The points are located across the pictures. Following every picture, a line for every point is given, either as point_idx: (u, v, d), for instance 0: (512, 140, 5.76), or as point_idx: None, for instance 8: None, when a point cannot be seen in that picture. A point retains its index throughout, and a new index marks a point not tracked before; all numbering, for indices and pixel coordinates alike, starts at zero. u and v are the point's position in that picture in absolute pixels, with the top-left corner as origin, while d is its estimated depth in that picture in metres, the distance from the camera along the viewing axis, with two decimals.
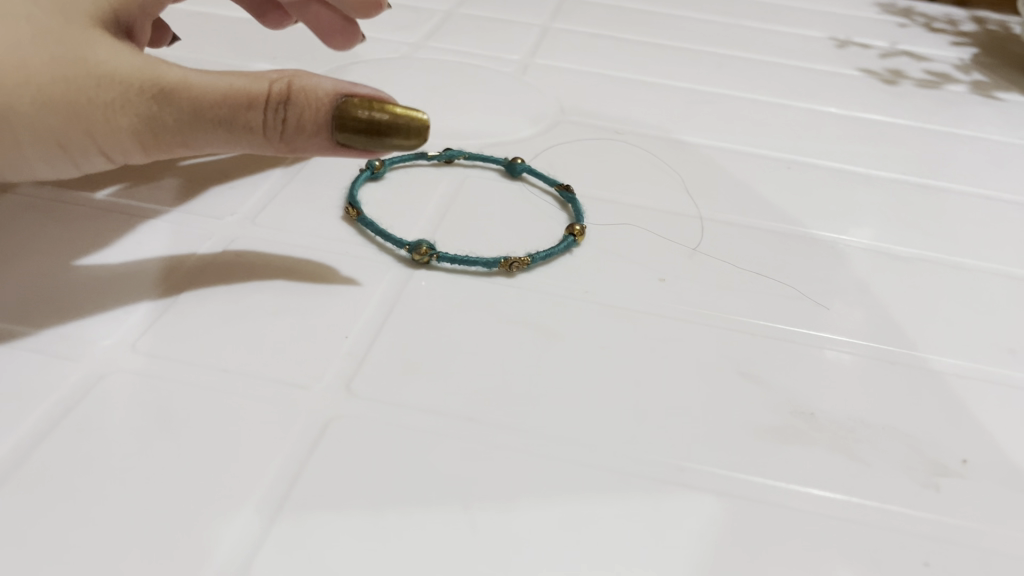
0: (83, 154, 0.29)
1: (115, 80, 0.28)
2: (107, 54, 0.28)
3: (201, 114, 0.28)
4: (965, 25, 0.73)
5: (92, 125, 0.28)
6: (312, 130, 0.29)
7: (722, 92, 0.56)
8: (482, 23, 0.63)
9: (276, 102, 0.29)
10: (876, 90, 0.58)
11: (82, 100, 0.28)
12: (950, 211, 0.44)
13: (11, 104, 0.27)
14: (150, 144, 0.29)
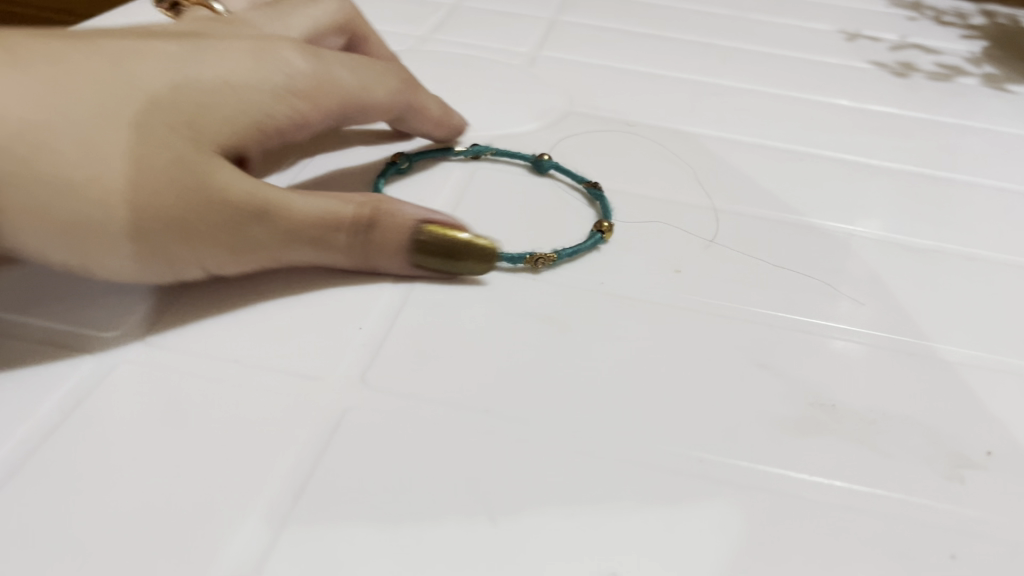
0: (184, 269, 0.29)
1: (233, 203, 0.28)
2: (230, 177, 0.28)
3: (298, 233, 0.30)
4: (975, 18, 0.73)
5: (205, 243, 0.28)
6: (393, 250, 0.31)
7: (732, 85, 0.55)
8: (488, 16, 0.62)
9: (364, 225, 0.31)
10: (887, 83, 0.58)
11: (204, 222, 0.28)
12: (965, 204, 0.43)
13: (136, 225, 0.27)
14: (245, 259, 0.30)
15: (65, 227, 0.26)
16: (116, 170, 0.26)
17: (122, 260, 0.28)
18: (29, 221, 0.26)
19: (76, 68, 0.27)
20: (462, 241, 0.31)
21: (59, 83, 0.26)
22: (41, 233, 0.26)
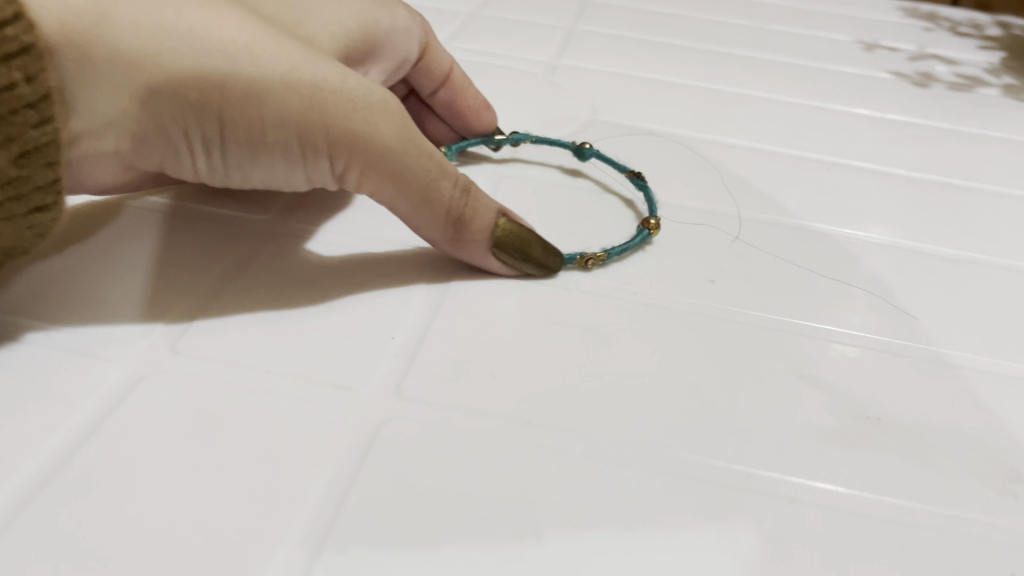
0: (314, 157, 0.31)
1: (357, 89, 0.30)
2: (348, 70, 0.31)
3: (409, 163, 0.31)
4: (991, 29, 0.73)
5: (335, 129, 0.30)
6: (477, 229, 0.32)
7: (753, 95, 0.55)
8: (505, 25, 0.62)
9: (461, 189, 0.32)
10: (908, 93, 0.57)
11: (330, 98, 0.30)
12: (995, 214, 0.43)
13: (266, 82, 0.29)
14: (361, 171, 0.31)
15: (202, 92, 0.28)
16: (246, 41, 0.29)
17: (257, 135, 0.30)
18: (171, 91, 0.28)
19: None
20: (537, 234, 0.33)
21: None
22: (178, 100, 0.28)
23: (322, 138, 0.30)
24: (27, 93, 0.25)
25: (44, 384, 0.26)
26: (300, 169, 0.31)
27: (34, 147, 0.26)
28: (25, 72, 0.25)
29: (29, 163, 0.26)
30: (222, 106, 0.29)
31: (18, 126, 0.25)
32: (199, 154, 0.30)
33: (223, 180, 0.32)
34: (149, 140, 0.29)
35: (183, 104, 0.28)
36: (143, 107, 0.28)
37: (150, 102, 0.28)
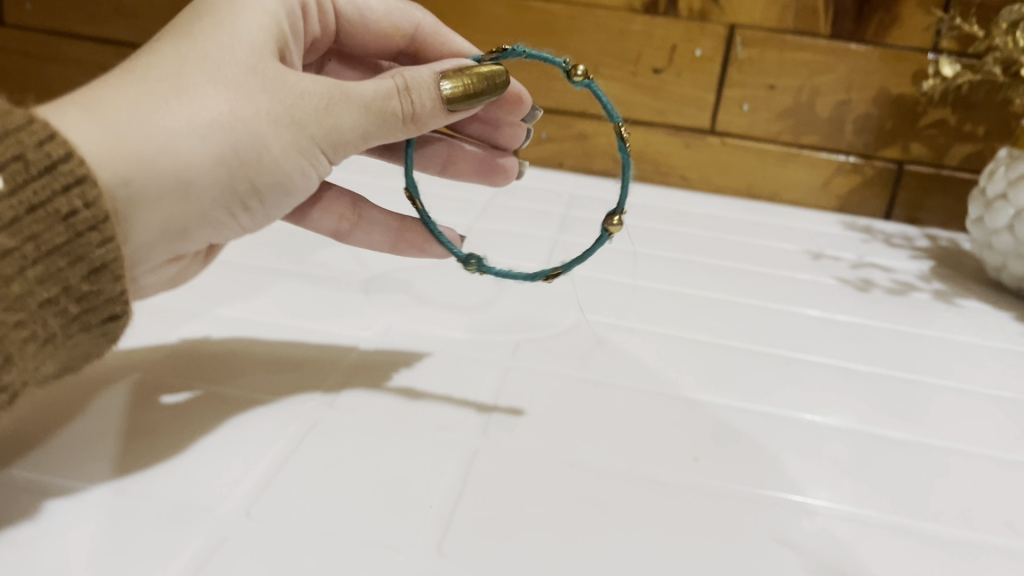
0: (318, 159, 0.40)
1: (316, 94, 0.38)
2: (295, 82, 0.38)
3: (367, 104, 0.40)
4: (919, 241, 0.83)
5: (314, 131, 0.39)
6: (433, 104, 0.41)
7: (719, 298, 0.62)
8: (498, 235, 0.70)
9: (405, 89, 0.41)
10: (850, 296, 0.66)
11: (304, 116, 0.38)
12: (931, 400, 0.50)
13: (270, 143, 0.38)
14: (344, 143, 0.40)
15: (227, 167, 0.37)
16: (230, 110, 0.36)
17: (278, 175, 0.39)
18: (203, 177, 0.36)
19: (159, 65, 0.37)
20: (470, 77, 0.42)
21: (176, 73, 0.37)
22: (214, 183, 0.37)
23: (308, 140, 0.39)
24: (91, 217, 0.31)
25: (141, 548, 0.31)
26: (308, 170, 0.40)
27: (102, 264, 0.32)
28: (83, 198, 0.31)
29: (99, 279, 0.32)
30: (246, 170, 0.38)
31: (85, 246, 0.32)
32: (238, 210, 0.39)
33: (264, 217, 0.41)
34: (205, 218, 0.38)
35: (220, 181, 0.37)
36: (188, 198, 0.37)
37: (192, 192, 0.37)
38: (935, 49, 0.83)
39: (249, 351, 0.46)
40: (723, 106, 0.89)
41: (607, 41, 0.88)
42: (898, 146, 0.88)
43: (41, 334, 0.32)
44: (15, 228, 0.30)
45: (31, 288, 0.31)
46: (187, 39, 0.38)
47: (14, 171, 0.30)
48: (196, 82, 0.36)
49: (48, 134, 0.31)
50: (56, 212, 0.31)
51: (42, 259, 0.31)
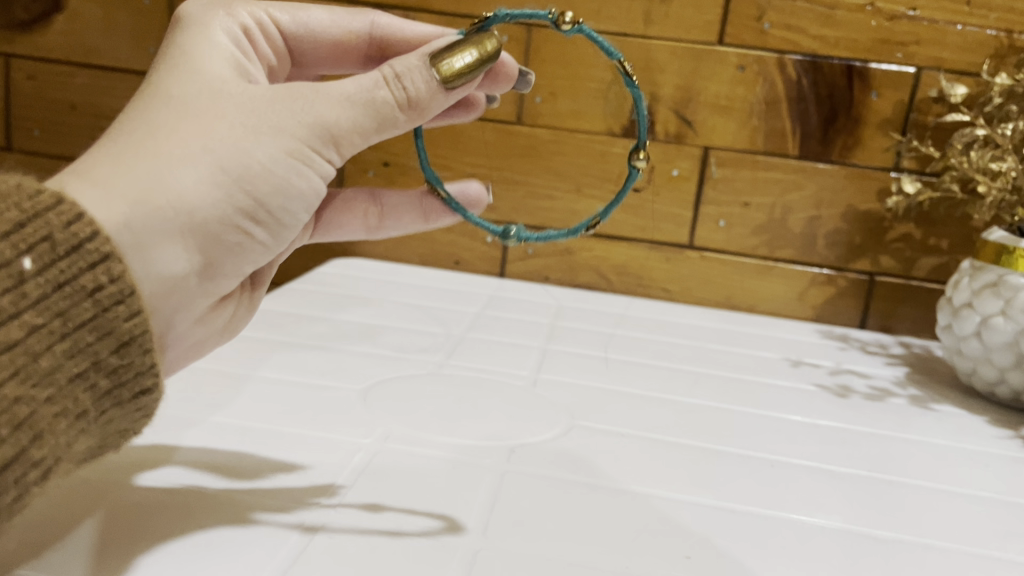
0: (316, 160, 0.41)
1: (286, 98, 0.40)
2: (265, 95, 0.40)
3: (348, 96, 0.41)
4: (895, 348, 0.87)
5: (299, 132, 0.40)
6: (432, 87, 0.42)
7: (703, 404, 0.65)
8: (490, 345, 0.72)
9: (394, 79, 0.42)
10: (829, 401, 0.68)
11: (285, 122, 0.40)
12: (912, 499, 0.52)
13: (262, 153, 0.39)
14: (335, 140, 0.41)
15: (227, 188, 0.38)
16: (212, 137, 0.39)
17: (281, 184, 0.40)
18: (205, 200, 0.38)
19: (134, 123, 0.39)
20: (463, 55, 0.43)
21: (155, 121, 0.39)
22: (220, 204, 0.39)
23: (295, 146, 0.40)
24: (118, 291, 0.33)
25: None
26: (307, 175, 0.41)
27: (130, 337, 0.34)
28: (109, 275, 0.33)
29: (128, 352, 0.34)
30: (248, 185, 0.39)
31: (113, 321, 0.33)
32: (252, 229, 0.41)
33: (281, 229, 0.42)
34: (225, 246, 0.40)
35: (224, 205, 0.39)
36: (195, 226, 0.38)
37: (198, 221, 0.38)
38: (897, 168, 0.89)
39: (260, 459, 0.48)
40: (700, 222, 0.94)
41: (589, 163, 0.94)
42: (868, 259, 0.92)
43: (73, 408, 0.33)
44: (43, 304, 0.32)
45: (60, 362, 0.32)
46: (154, 94, 0.41)
47: (42, 252, 0.32)
48: (170, 125, 0.39)
49: (74, 214, 0.33)
50: (83, 288, 0.33)
51: (71, 334, 0.32)
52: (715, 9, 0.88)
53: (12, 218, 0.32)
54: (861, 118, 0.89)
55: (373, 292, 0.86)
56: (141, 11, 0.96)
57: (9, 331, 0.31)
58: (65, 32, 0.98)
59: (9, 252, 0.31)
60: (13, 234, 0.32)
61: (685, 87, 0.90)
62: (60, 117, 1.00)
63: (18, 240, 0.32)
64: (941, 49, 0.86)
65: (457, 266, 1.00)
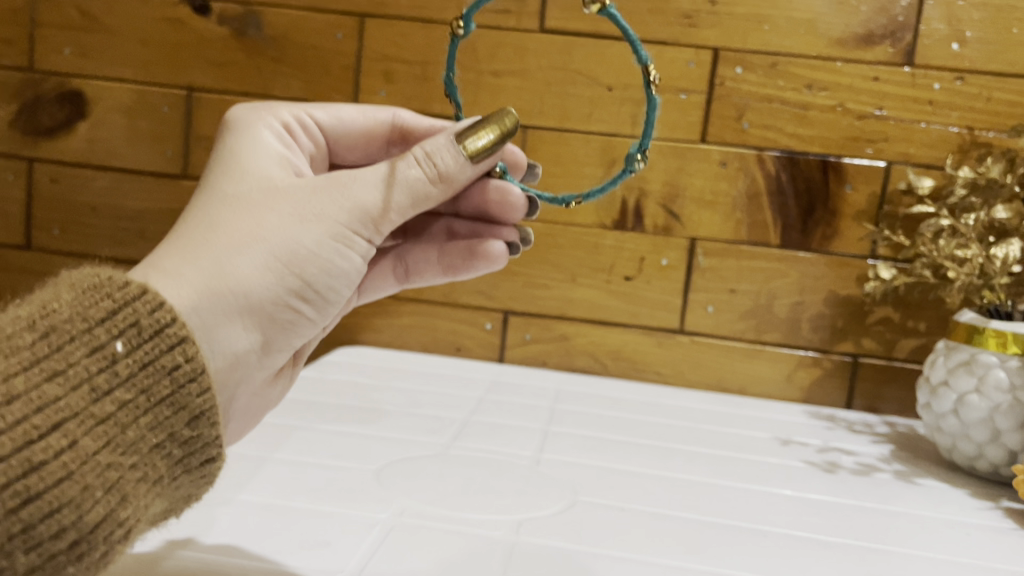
0: (356, 241, 0.47)
1: (330, 188, 0.46)
2: (310, 187, 0.46)
3: (387, 180, 0.47)
4: (880, 428, 0.90)
5: (341, 217, 0.46)
6: (462, 169, 0.48)
7: (697, 480, 0.68)
8: (492, 428, 0.76)
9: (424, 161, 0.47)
10: (816, 477, 0.72)
11: (328, 209, 0.46)
12: (898, 567, 0.55)
13: (310, 238, 0.45)
14: (373, 222, 0.47)
15: (281, 273, 0.44)
16: (265, 228, 0.44)
17: (326, 266, 0.46)
18: (260, 284, 0.44)
19: (194, 218, 0.45)
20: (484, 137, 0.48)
21: (213, 216, 0.45)
22: (274, 286, 0.44)
23: (337, 230, 0.46)
24: (191, 370, 0.40)
25: None
26: (349, 255, 0.47)
27: (200, 411, 0.41)
28: (184, 355, 0.40)
29: (198, 424, 0.41)
30: (298, 270, 0.45)
31: (186, 396, 0.40)
32: (301, 308, 0.46)
33: (326, 305, 0.48)
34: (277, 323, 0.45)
35: (276, 287, 0.45)
36: (252, 306, 0.44)
37: (252, 301, 0.44)
38: (873, 256, 0.95)
39: (299, 536, 0.51)
40: (690, 308, 0.99)
41: (583, 253, 0.99)
42: (851, 341, 0.97)
43: (151, 474, 0.40)
44: (131, 381, 0.39)
45: (143, 433, 0.39)
46: (210, 191, 0.46)
47: (131, 335, 0.39)
48: (226, 218, 0.45)
49: (157, 302, 0.40)
50: (163, 367, 0.40)
51: (152, 408, 0.39)
52: (697, 112, 0.95)
53: (107, 306, 0.39)
54: (837, 210, 0.95)
55: (378, 379, 0.89)
56: (161, 118, 1.02)
57: (104, 405, 0.38)
58: (88, 138, 1.04)
59: (104, 336, 0.39)
60: (107, 320, 0.39)
61: (671, 183, 0.97)
62: (80, 217, 1.06)
63: (111, 326, 0.39)
64: (908, 145, 0.93)
65: (458, 353, 1.03)
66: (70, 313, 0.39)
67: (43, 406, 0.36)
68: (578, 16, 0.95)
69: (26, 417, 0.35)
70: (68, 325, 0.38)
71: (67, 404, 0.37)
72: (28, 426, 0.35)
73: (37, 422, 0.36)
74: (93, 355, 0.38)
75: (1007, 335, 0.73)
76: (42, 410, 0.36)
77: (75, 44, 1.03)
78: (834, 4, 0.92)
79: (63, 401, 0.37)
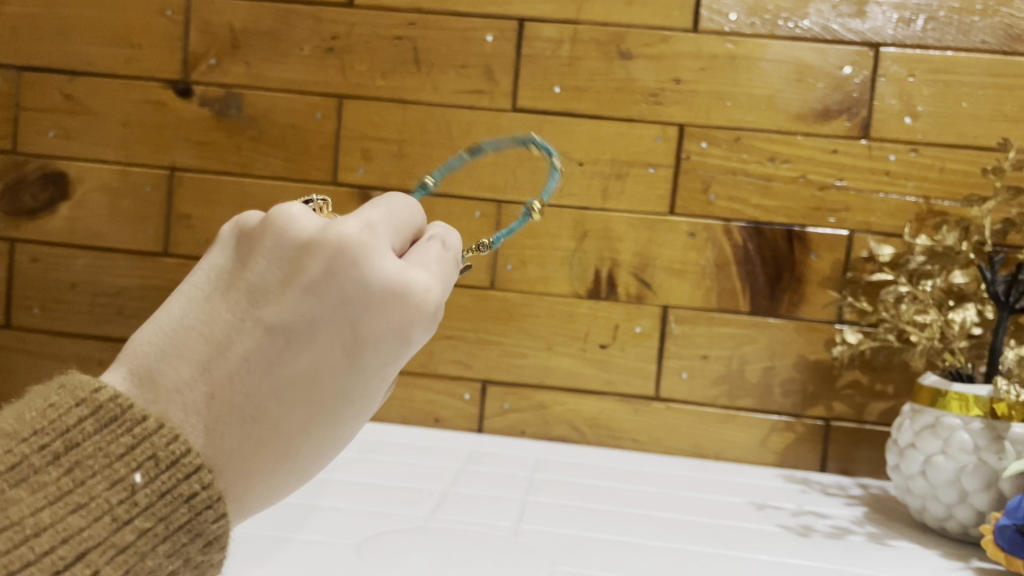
0: None
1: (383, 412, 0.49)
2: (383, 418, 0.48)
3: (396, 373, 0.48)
4: (854, 490, 0.92)
5: None
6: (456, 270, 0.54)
7: (672, 546, 0.69)
8: (471, 499, 0.77)
9: None
10: (789, 540, 0.73)
11: None
12: None
13: None
14: None
15: None
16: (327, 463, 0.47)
17: None
18: None
19: (294, 440, 0.44)
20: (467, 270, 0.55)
21: (315, 442, 0.45)
22: None
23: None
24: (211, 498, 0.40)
25: None
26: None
27: (215, 538, 0.40)
28: (199, 483, 0.40)
29: (211, 551, 0.40)
30: None
31: (201, 522, 0.40)
32: None
33: None
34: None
35: None
36: None
37: None
38: (840, 320, 0.98)
39: None
40: (664, 375, 1.00)
41: (558, 322, 1.01)
42: (822, 405, 0.99)
43: None
44: (149, 510, 0.39)
45: (160, 562, 0.38)
46: (331, 419, 0.45)
47: (150, 467, 0.39)
48: (318, 461, 0.46)
49: (172, 436, 0.40)
50: (180, 495, 0.39)
51: (169, 535, 0.39)
52: (665, 185, 0.99)
53: (126, 442, 0.39)
54: (803, 277, 0.98)
55: (358, 452, 0.90)
56: (142, 197, 1.04)
57: (123, 535, 0.38)
58: (69, 218, 1.06)
59: (123, 470, 0.39)
60: (126, 455, 0.39)
61: (642, 253, 0.99)
62: (60, 294, 1.07)
63: (130, 460, 0.39)
64: (869, 214, 0.97)
65: (437, 424, 1.04)
66: (90, 448, 0.39)
67: (69, 537, 0.36)
68: (549, 95, 0.99)
69: (52, 548, 0.36)
70: (89, 461, 0.39)
71: (89, 535, 0.37)
72: (54, 556, 0.36)
73: (62, 552, 0.36)
74: (113, 488, 0.38)
75: (968, 397, 0.75)
76: (68, 541, 0.36)
77: (59, 126, 1.05)
78: (792, 82, 0.96)
79: (85, 532, 0.37)
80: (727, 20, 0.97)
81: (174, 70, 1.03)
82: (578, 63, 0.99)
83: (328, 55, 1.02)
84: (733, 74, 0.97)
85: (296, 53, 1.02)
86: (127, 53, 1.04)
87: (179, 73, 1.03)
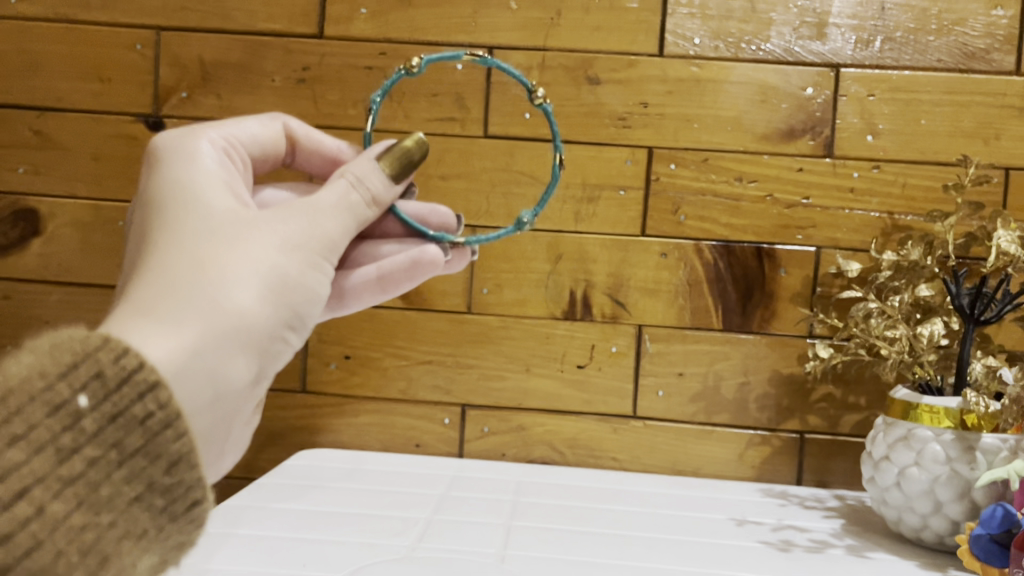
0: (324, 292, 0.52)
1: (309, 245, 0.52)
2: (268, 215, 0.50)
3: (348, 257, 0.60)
4: (830, 501, 0.94)
5: (310, 246, 0.50)
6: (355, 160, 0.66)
7: (654, 567, 0.70)
8: (456, 525, 0.77)
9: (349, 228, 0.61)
10: (769, 556, 0.74)
11: (293, 236, 0.49)
12: None
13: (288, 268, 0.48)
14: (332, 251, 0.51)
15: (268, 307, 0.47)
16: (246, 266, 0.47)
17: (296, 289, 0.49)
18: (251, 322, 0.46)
19: (159, 258, 0.47)
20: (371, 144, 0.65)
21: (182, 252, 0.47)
22: (260, 320, 0.47)
23: (315, 258, 0.50)
24: (166, 417, 0.39)
25: None
26: (325, 279, 0.51)
27: (179, 457, 0.40)
28: (156, 402, 0.39)
29: (178, 470, 0.40)
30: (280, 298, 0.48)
31: (163, 443, 0.39)
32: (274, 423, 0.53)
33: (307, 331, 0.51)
34: (272, 354, 0.48)
35: (267, 314, 0.47)
36: (243, 334, 0.46)
37: (243, 328, 0.46)
38: (811, 335, 1.00)
39: None
40: (641, 394, 1.02)
41: (535, 345, 1.02)
42: (797, 418, 1.01)
43: (134, 530, 0.39)
44: (100, 436, 0.38)
45: (118, 488, 0.38)
46: (173, 233, 0.48)
47: (95, 388, 0.38)
48: (209, 253, 0.47)
49: (119, 351, 0.39)
50: (135, 417, 0.39)
51: (126, 461, 0.38)
52: (636, 207, 1.00)
53: (66, 361, 0.38)
54: (774, 293, 1.00)
55: (342, 482, 0.90)
56: (115, 232, 1.04)
57: (71, 465, 0.37)
58: (41, 254, 1.05)
59: (67, 393, 0.38)
60: (69, 375, 0.38)
61: (616, 274, 1.01)
62: (34, 332, 1.06)
63: (73, 382, 0.38)
64: (835, 230, 0.99)
65: (418, 449, 1.04)
66: (28, 372, 0.38)
67: (7, 473, 0.36)
68: (520, 121, 1.01)
69: None
70: (26, 386, 0.37)
71: (30, 470, 0.36)
72: None
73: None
74: (55, 414, 0.37)
75: (939, 410, 0.77)
76: (5, 478, 0.36)
77: (28, 162, 1.05)
78: (756, 103, 0.99)
79: (26, 467, 0.36)
80: (691, 44, 0.99)
81: (144, 104, 1.03)
82: (547, 89, 1.00)
83: (300, 85, 1.02)
84: (699, 96, 0.99)
85: (268, 84, 1.02)
86: (95, 87, 1.04)
87: (150, 107, 1.03)
